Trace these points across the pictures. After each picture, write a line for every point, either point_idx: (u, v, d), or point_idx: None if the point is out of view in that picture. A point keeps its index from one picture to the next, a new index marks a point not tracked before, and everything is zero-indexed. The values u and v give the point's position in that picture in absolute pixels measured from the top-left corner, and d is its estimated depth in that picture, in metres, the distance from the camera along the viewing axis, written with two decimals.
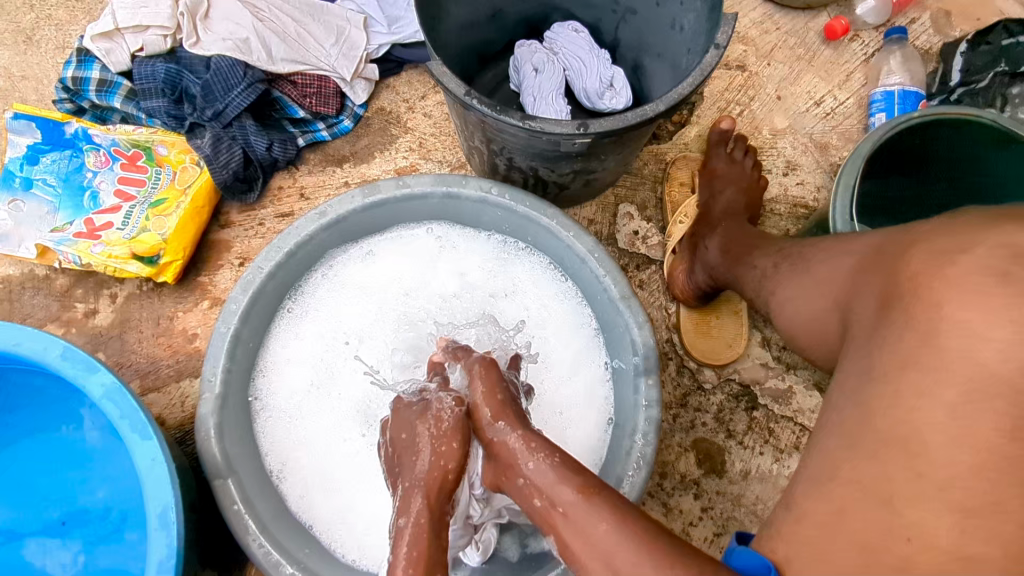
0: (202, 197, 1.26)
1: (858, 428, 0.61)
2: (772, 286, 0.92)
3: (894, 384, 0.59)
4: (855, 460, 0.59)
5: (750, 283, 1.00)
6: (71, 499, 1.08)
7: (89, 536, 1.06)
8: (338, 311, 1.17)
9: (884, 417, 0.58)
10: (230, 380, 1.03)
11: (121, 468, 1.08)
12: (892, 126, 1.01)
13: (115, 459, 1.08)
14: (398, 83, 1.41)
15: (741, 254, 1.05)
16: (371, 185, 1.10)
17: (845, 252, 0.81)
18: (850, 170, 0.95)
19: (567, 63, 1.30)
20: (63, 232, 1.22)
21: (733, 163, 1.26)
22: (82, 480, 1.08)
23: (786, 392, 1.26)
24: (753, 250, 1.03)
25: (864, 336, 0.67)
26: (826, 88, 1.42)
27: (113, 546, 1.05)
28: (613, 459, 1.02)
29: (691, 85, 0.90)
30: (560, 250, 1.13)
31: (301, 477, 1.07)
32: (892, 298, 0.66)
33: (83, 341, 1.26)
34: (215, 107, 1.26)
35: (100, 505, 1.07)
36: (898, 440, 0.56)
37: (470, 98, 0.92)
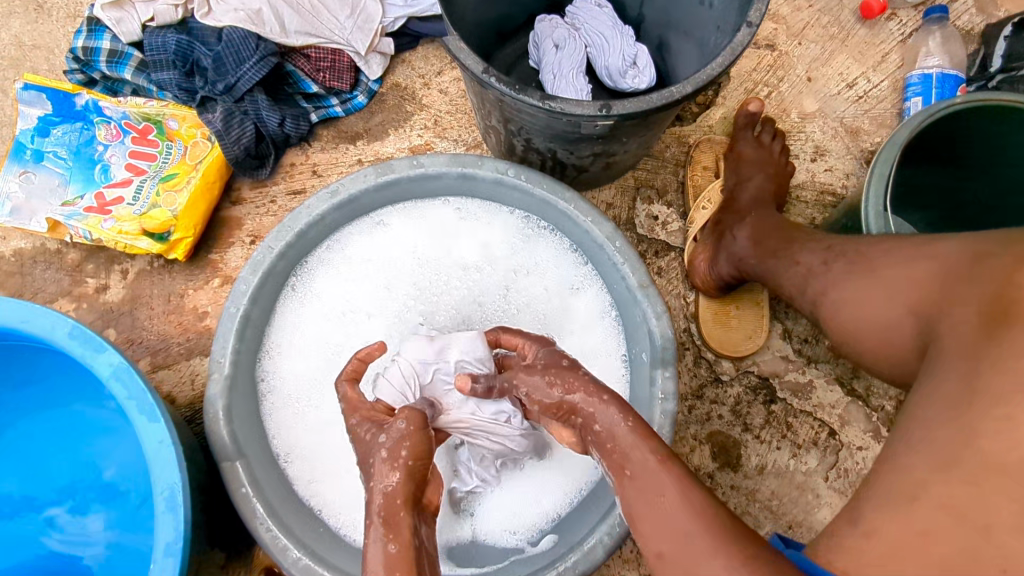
0: (213, 172, 1.23)
1: (905, 438, 0.60)
2: (825, 286, 0.87)
3: (1008, 407, 0.54)
4: (950, 484, 0.55)
5: (791, 279, 0.95)
6: (81, 474, 1.08)
7: (100, 511, 1.06)
8: (349, 283, 1.14)
9: (992, 441, 0.54)
10: (240, 360, 1.02)
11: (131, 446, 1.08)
12: (928, 114, 0.95)
13: (125, 437, 1.08)
14: (414, 58, 1.37)
15: (775, 247, 1.01)
16: (384, 163, 1.07)
17: (925, 256, 0.76)
18: (885, 158, 0.90)
19: (589, 40, 1.26)
20: (73, 206, 1.21)
21: (763, 147, 1.21)
22: (94, 456, 1.09)
23: (806, 386, 1.23)
24: (791, 244, 0.98)
25: (958, 352, 0.62)
26: (860, 69, 1.36)
27: (122, 522, 1.05)
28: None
29: (721, 65, 0.86)
30: (578, 235, 1.10)
31: (307, 455, 1.05)
32: (990, 313, 0.60)
33: (94, 316, 1.26)
34: (227, 81, 1.22)
35: (110, 481, 1.07)
36: (1001, 466, 0.53)
37: (487, 76, 0.88)
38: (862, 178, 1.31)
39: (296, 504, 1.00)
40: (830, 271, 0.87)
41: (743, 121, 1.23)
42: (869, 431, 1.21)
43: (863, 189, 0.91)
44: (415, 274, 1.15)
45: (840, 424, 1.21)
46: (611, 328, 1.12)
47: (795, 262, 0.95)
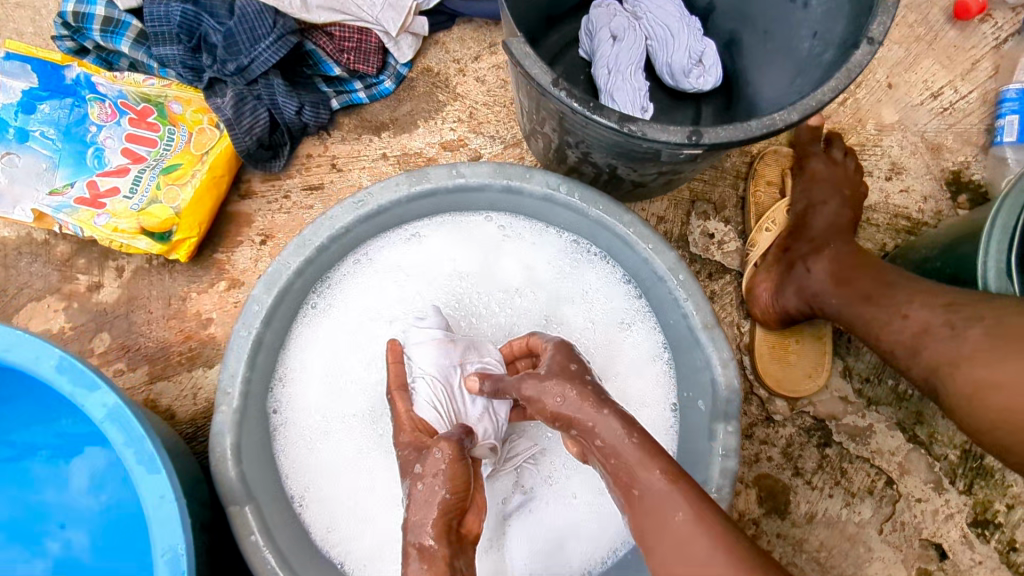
0: (221, 164, 1.09)
1: None
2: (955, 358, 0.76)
3: None
4: None
5: (900, 337, 0.84)
6: (66, 506, 0.96)
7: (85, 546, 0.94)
8: (376, 303, 1.03)
9: None
10: (250, 389, 0.90)
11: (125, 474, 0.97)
12: None
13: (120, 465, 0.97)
14: (449, 40, 1.22)
15: (869, 293, 0.90)
16: (419, 171, 0.94)
17: None
18: (1012, 206, 0.81)
19: (651, 31, 1.10)
20: (62, 196, 1.07)
21: (839, 166, 1.08)
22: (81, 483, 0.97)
23: (865, 430, 1.13)
24: (896, 292, 0.87)
25: None
26: (946, 77, 1.22)
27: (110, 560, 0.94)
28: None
29: (833, 90, 0.72)
30: (634, 262, 0.97)
31: (319, 495, 0.95)
32: None
33: (86, 318, 1.13)
34: (239, 61, 1.08)
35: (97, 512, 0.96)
36: None
37: (556, 87, 0.73)
38: (941, 201, 1.18)
39: (305, 552, 0.90)
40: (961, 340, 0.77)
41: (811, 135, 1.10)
42: (929, 482, 1.11)
43: (980, 245, 0.83)
44: (449, 294, 1.04)
45: (899, 473, 1.11)
46: (659, 368, 1.02)
47: (903, 315, 0.85)
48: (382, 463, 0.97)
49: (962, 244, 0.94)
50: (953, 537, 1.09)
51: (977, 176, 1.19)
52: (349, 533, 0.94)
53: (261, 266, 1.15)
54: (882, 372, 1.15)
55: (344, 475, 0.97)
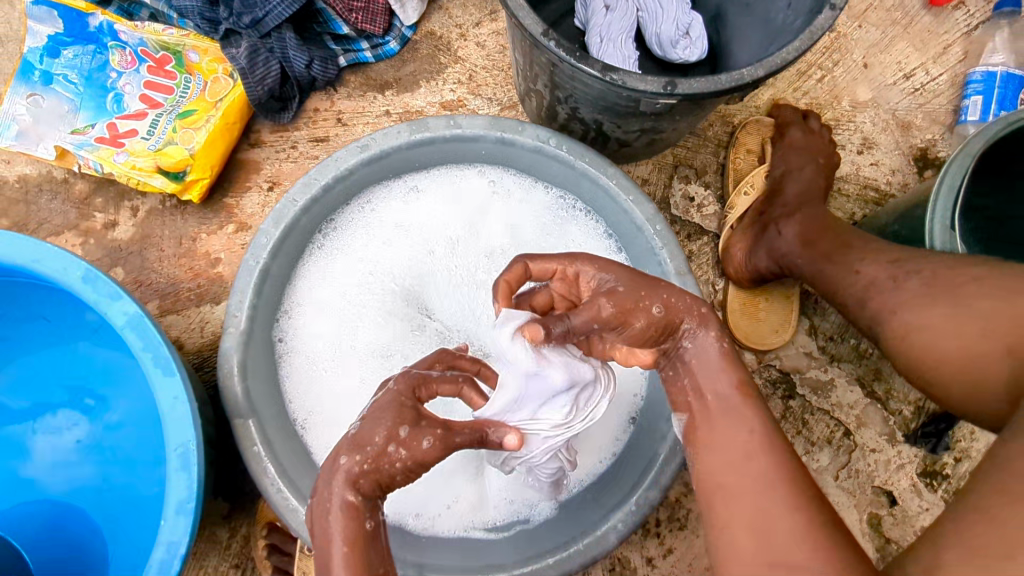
0: (234, 112, 1.16)
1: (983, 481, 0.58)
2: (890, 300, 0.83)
3: None
4: None
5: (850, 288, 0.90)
6: (83, 414, 1.06)
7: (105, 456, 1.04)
8: (376, 247, 1.10)
9: None
10: (257, 315, 0.98)
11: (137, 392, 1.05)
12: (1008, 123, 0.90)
13: (132, 384, 1.05)
14: (452, 6, 1.29)
15: (828, 249, 0.97)
16: (420, 121, 1.02)
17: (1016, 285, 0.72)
18: (956, 170, 0.89)
19: (641, 4, 1.18)
20: (84, 135, 1.14)
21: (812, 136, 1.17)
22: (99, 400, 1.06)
23: (826, 384, 1.21)
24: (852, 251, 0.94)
25: None
26: (919, 60, 1.30)
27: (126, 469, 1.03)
28: (640, 450, 0.98)
29: (797, 50, 0.80)
30: (615, 214, 1.05)
31: (319, 420, 1.03)
32: None
33: (101, 253, 1.21)
34: (254, 14, 1.15)
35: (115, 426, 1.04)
36: None
37: (546, 38, 0.80)
38: (907, 175, 1.26)
39: (304, 468, 0.97)
40: (901, 289, 0.83)
41: (793, 112, 1.20)
42: (883, 433, 1.19)
43: (930, 202, 0.91)
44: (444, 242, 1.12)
45: (856, 425, 1.20)
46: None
47: (855, 270, 0.90)
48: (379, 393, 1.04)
49: (919, 207, 1.02)
50: (902, 485, 1.18)
51: (943, 154, 1.27)
52: None
53: (268, 211, 1.22)
54: (845, 331, 1.23)
55: (343, 404, 1.03)
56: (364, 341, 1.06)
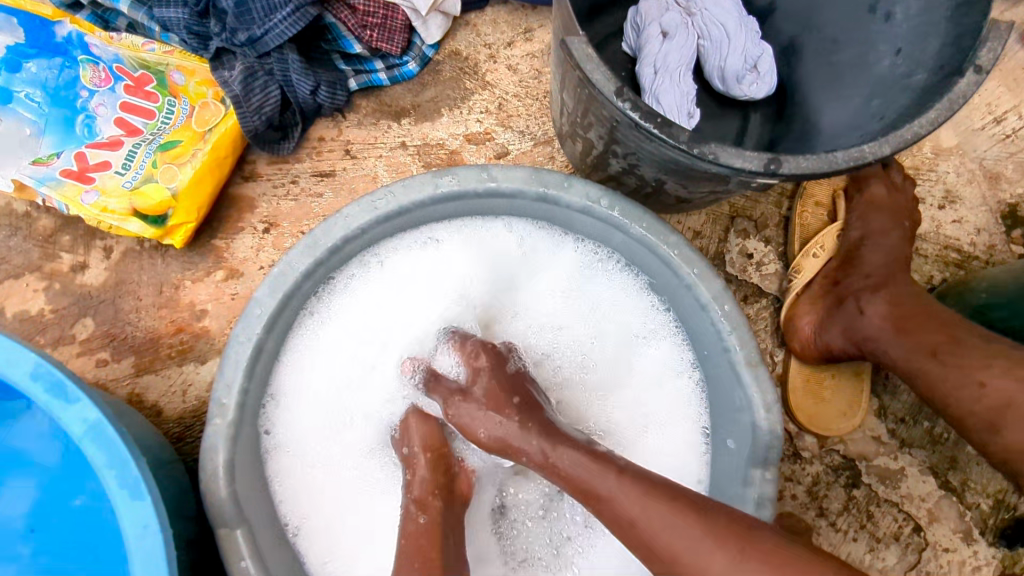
0: (225, 144, 1.00)
1: None
2: None
3: None
4: None
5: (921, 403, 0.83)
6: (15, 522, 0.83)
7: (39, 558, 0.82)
8: (381, 309, 0.95)
9: None
10: (247, 400, 0.82)
11: (87, 493, 0.83)
12: None
13: (83, 485, 0.83)
14: (481, 22, 1.12)
15: None
16: (446, 171, 0.85)
17: None
18: None
19: (704, 30, 1.00)
20: (47, 166, 0.96)
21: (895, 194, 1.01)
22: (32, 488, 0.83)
23: (896, 473, 1.06)
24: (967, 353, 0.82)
25: None
26: (1011, 101, 1.14)
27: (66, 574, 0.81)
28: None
29: (932, 122, 0.64)
30: (672, 286, 0.89)
31: (316, 522, 0.88)
32: None
33: (67, 301, 1.04)
34: (251, 31, 0.98)
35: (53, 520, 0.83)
36: None
37: (620, 97, 0.65)
38: (994, 235, 1.11)
39: None
40: None
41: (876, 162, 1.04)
42: (959, 531, 1.05)
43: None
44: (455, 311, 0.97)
45: (928, 520, 1.05)
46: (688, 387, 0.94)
47: (978, 383, 0.80)
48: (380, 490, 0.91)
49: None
50: None
51: None
52: (345, 557, 0.88)
53: (263, 256, 1.06)
54: (918, 413, 1.08)
55: (340, 501, 0.90)
56: (363, 428, 0.92)
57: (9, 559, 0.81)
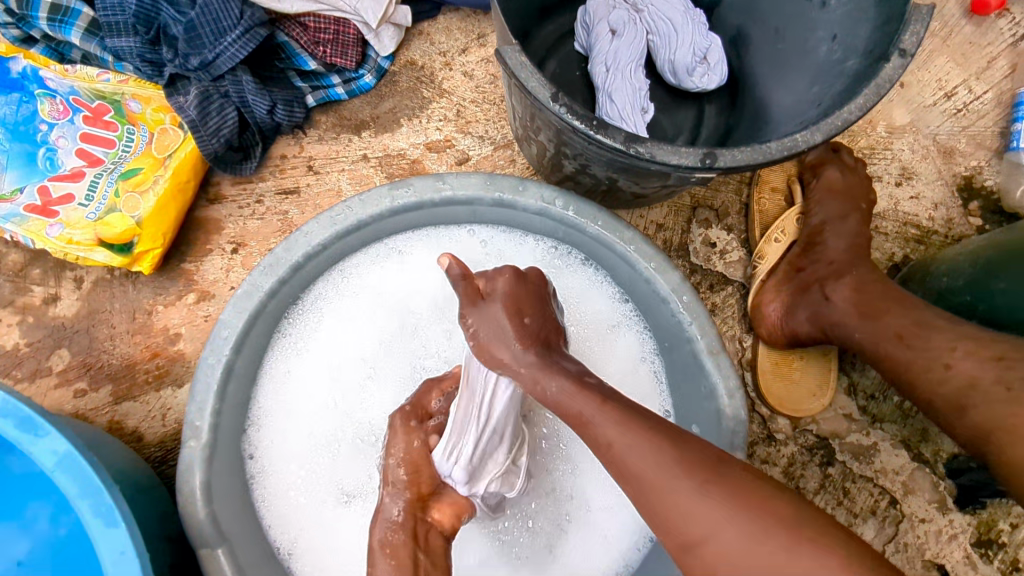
0: (186, 169, 1.02)
1: None
2: None
3: None
4: None
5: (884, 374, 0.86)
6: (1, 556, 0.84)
7: None
8: (354, 324, 0.96)
9: None
10: (221, 420, 0.83)
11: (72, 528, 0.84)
12: None
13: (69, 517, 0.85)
14: (434, 31, 1.13)
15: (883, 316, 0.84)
16: (403, 182, 0.87)
17: None
18: None
19: (652, 26, 1.01)
20: (10, 203, 0.97)
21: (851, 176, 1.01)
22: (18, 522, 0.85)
23: (869, 449, 1.08)
24: (932, 335, 0.84)
25: None
26: (961, 76, 1.16)
27: None
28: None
29: (861, 108, 0.66)
30: (633, 280, 0.90)
31: (305, 539, 0.89)
32: None
33: (42, 333, 1.05)
34: (203, 55, 0.99)
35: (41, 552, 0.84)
36: None
37: (556, 102, 0.66)
38: (952, 209, 1.13)
39: None
40: None
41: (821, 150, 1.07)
42: (933, 501, 1.07)
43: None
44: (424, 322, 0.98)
45: (903, 492, 1.07)
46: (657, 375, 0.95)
47: (944, 364, 0.82)
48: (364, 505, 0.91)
49: (995, 277, 0.88)
50: (956, 558, 1.06)
51: (990, 182, 1.13)
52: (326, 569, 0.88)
53: (233, 277, 1.07)
54: (886, 388, 1.10)
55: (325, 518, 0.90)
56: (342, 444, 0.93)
57: None
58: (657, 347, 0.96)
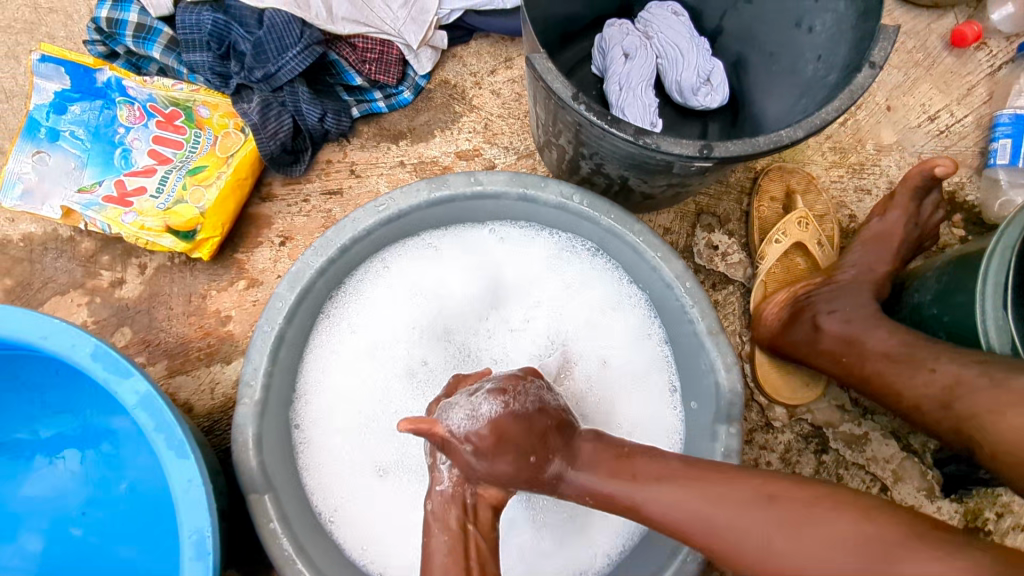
0: (245, 167, 1.14)
1: None
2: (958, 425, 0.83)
3: None
4: None
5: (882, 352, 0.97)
6: (93, 493, 0.99)
7: (120, 531, 0.97)
8: (391, 310, 1.07)
9: None
10: (272, 382, 0.94)
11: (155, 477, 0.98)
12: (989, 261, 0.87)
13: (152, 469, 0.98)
14: (466, 54, 1.27)
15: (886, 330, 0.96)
16: (439, 178, 0.98)
17: None
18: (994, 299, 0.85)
19: (661, 51, 1.13)
20: (91, 194, 1.10)
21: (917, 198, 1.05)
22: (111, 469, 0.99)
23: (860, 438, 1.16)
24: None
25: None
26: (943, 102, 1.27)
27: (143, 544, 0.96)
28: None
29: (837, 110, 0.78)
30: (641, 269, 1.01)
31: (342, 501, 0.98)
32: None
33: (108, 312, 1.16)
34: (266, 68, 1.14)
35: (129, 497, 0.98)
36: None
37: (577, 101, 0.78)
38: None
39: (324, 545, 0.93)
40: None
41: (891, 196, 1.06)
42: (922, 489, 1.14)
43: (978, 290, 0.87)
44: (455, 318, 1.08)
45: (893, 480, 1.14)
46: (662, 356, 1.05)
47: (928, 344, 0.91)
48: (400, 481, 1.00)
49: (957, 293, 0.96)
50: None
51: (971, 197, 1.24)
52: (359, 529, 0.97)
53: (280, 266, 1.19)
54: None
55: (361, 485, 0.99)
56: (378, 426, 1.02)
57: (92, 532, 0.97)
58: (662, 332, 1.05)
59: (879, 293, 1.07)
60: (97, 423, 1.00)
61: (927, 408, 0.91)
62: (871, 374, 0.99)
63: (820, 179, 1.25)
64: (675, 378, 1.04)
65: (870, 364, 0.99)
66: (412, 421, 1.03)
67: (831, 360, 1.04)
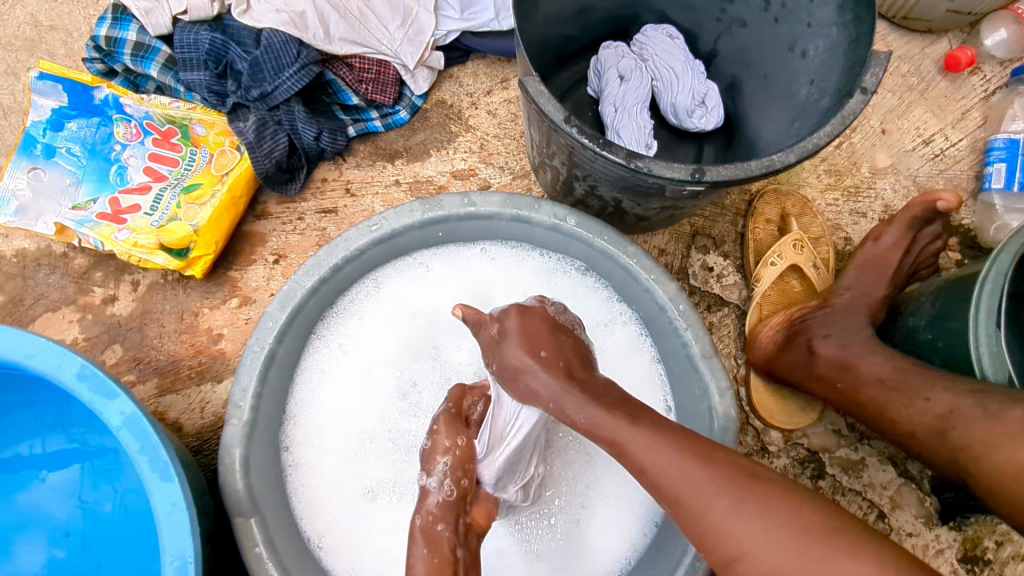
0: (240, 185, 1.14)
1: None
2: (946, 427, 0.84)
3: None
4: None
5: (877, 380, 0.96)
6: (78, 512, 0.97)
7: (104, 552, 0.95)
8: (383, 330, 1.06)
9: None
10: (261, 403, 0.93)
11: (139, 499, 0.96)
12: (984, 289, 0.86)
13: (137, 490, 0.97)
14: (463, 74, 1.28)
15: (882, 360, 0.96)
16: (432, 198, 0.98)
17: None
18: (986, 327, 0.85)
19: (656, 73, 1.14)
20: (85, 211, 1.10)
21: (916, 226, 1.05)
22: (96, 489, 0.98)
23: (857, 464, 1.15)
24: None
25: None
26: (938, 125, 1.28)
27: (128, 566, 0.94)
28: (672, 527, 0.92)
29: (829, 135, 0.77)
30: (634, 292, 1.00)
31: (330, 524, 0.96)
32: None
33: (99, 330, 1.16)
34: (263, 88, 1.14)
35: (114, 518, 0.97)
36: None
37: (569, 124, 0.78)
38: None
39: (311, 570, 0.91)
40: None
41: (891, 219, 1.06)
42: (920, 516, 1.12)
43: (970, 317, 0.87)
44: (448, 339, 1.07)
45: (890, 507, 1.13)
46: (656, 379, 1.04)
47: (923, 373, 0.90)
48: (391, 503, 0.98)
49: (950, 318, 0.95)
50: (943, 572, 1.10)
51: (967, 220, 1.23)
52: (348, 554, 0.95)
53: (273, 284, 1.18)
54: None
55: (350, 508, 0.98)
56: (368, 448, 1.01)
57: (76, 553, 0.96)
58: (656, 355, 1.05)
59: (873, 316, 1.06)
60: (83, 441, 0.99)
61: (921, 437, 0.90)
62: (865, 400, 0.97)
63: (815, 202, 1.25)
64: (668, 399, 1.03)
65: (864, 390, 0.98)
66: (402, 443, 1.02)
67: (826, 385, 1.03)
